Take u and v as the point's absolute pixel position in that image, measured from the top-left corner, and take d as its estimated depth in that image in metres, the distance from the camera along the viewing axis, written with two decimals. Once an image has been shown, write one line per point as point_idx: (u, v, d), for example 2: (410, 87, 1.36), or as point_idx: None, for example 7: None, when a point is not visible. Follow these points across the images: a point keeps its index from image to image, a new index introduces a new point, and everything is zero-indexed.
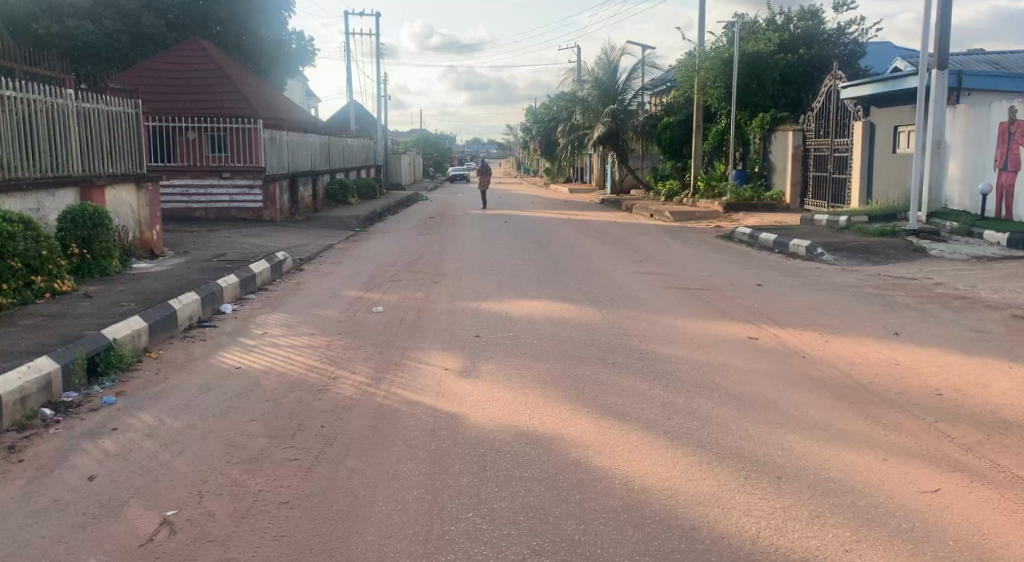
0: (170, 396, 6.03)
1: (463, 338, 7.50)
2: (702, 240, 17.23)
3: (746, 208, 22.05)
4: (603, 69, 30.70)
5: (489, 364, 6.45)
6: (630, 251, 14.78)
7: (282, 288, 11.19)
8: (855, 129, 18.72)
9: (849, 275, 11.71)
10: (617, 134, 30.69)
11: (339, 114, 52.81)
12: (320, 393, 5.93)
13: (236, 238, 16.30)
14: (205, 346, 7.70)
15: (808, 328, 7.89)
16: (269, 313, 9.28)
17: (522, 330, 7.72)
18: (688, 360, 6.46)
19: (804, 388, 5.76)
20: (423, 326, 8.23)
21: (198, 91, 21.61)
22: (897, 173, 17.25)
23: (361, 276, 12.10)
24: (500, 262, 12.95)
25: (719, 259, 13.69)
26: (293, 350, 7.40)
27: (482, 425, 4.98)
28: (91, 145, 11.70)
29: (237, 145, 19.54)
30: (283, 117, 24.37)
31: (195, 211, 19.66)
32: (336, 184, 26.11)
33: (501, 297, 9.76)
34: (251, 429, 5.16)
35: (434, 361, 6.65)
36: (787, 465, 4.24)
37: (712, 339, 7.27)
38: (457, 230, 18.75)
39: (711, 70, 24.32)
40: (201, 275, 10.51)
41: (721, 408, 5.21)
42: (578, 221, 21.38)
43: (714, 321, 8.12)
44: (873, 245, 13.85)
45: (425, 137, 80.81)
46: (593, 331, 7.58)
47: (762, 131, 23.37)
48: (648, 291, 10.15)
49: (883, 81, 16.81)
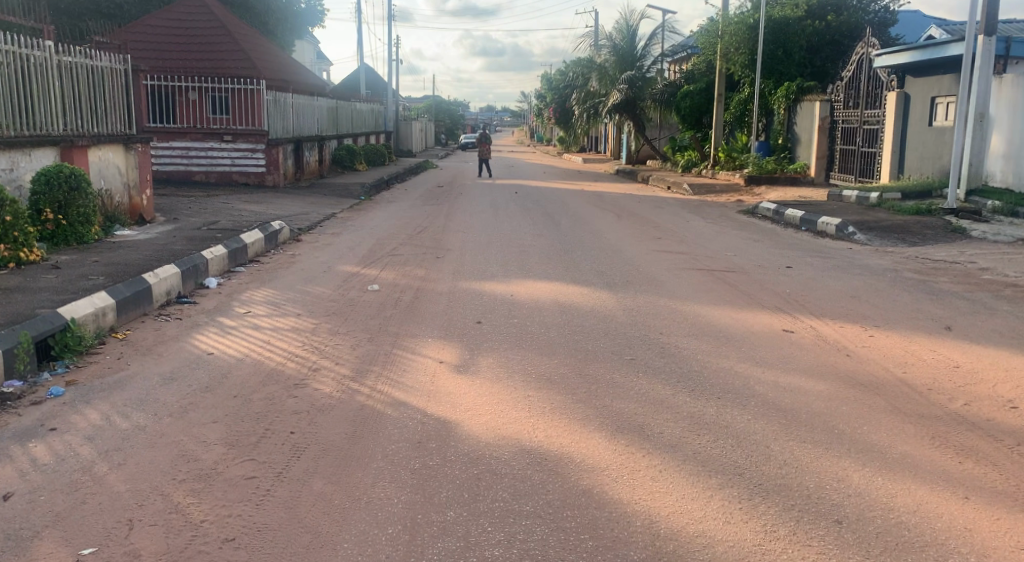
0: (125, 387, 5.26)
1: (464, 325, 6.73)
2: (724, 215, 16.36)
3: (768, 182, 21.14)
4: (622, 34, 29.64)
5: (492, 359, 5.68)
6: (648, 226, 13.95)
7: (274, 260, 10.43)
8: (888, 100, 17.70)
9: (884, 258, 10.87)
10: (634, 102, 29.62)
11: (350, 77, 51.80)
12: (296, 388, 5.17)
13: (235, 204, 15.56)
14: (179, 327, 6.94)
15: (849, 320, 7.06)
16: (256, 290, 8.51)
17: (530, 318, 6.94)
18: (720, 359, 5.67)
19: (854, 394, 4.96)
20: (420, 310, 7.45)
21: (200, 49, 20.73)
22: (933, 147, 16.29)
23: (360, 249, 11.32)
24: (509, 236, 12.16)
25: (743, 237, 12.84)
26: (273, 334, 6.64)
27: (477, 437, 4.22)
28: (74, 101, 10.91)
29: (239, 106, 18.69)
30: (288, 78, 23.48)
31: (195, 175, 18.91)
32: (343, 149, 25.26)
33: (508, 277, 8.99)
34: (207, 434, 4.40)
35: (429, 352, 5.89)
36: (845, 505, 3.47)
37: (744, 333, 6.45)
38: (466, 201, 17.92)
39: (736, 36, 23.39)
40: (186, 245, 9.74)
41: (762, 423, 4.43)
42: (592, 193, 20.51)
43: (744, 311, 7.30)
44: (908, 224, 12.96)
45: (437, 104, 79.69)
46: (610, 320, 6.78)
47: (787, 101, 22.37)
48: (669, 272, 9.33)
49: (922, 49, 15.78)
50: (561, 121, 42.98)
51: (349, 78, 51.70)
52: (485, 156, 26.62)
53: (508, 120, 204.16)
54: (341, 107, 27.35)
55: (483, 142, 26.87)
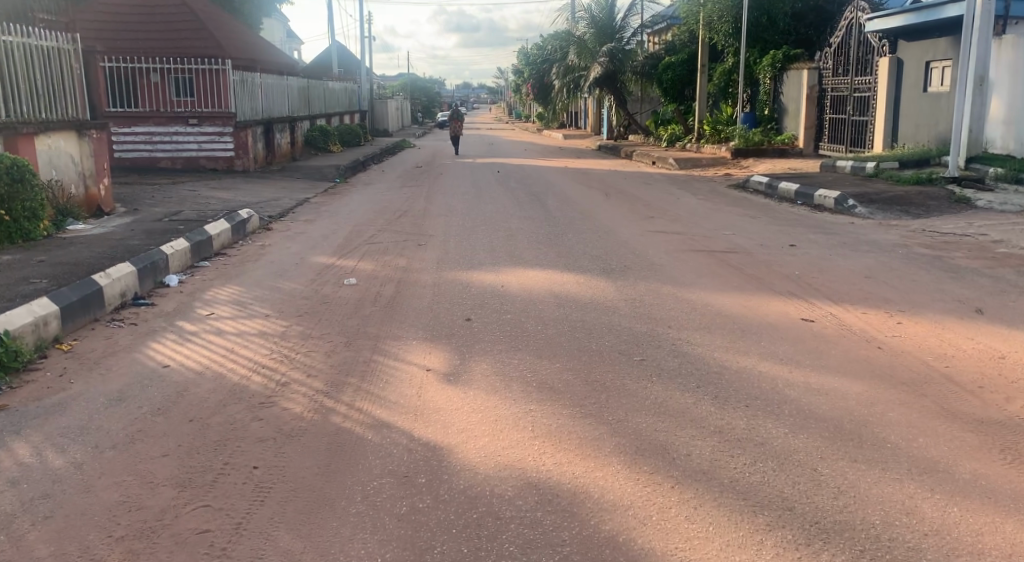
0: (63, 411, 4.55)
1: (451, 324, 6.10)
2: (714, 190, 15.77)
3: (755, 154, 20.59)
4: (600, 5, 28.85)
5: (486, 365, 5.04)
6: (638, 204, 13.34)
7: (242, 252, 9.70)
8: (880, 66, 17.15)
9: (890, 232, 10.33)
10: (614, 75, 28.84)
11: (322, 57, 50.53)
12: (261, 407, 4.49)
13: (202, 191, 14.75)
14: (132, 334, 6.21)
15: (870, 304, 6.48)
16: (221, 288, 7.78)
17: (525, 313, 6.30)
18: (742, 357, 5.06)
19: (899, 394, 4.37)
20: (402, 306, 6.79)
21: (161, 30, 19.76)
22: (928, 114, 15.78)
23: (336, 237, 10.61)
24: (494, 220, 11.50)
25: (738, 214, 12.26)
26: (239, 341, 5.95)
27: (473, 468, 3.59)
28: (17, 87, 10.06)
29: (204, 88, 17.81)
30: (256, 57, 22.52)
31: (160, 161, 18.01)
32: (316, 130, 24.38)
33: (496, 266, 8.33)
34: (154, 472, 3.71)
35: (413, 358, 5.24)
36: (925, 549, 2.88)
37: (762, 325, 5.83)
38: (446, 182, 17.20)
39: (720, 4, 22.58)
40: (145, 239, 8.97)
41: (805, 437, 3.82)
42: (576, 170, 19.86)
43: (757, 298, 6.69)
44: (909, 194, 12.43)
45: (412, 83, 78.40)
46: (613, 313, 6.15)
47: (773, 70, 21.78)
48: (669, 255, 8.70)
49: (916, 11, 15.18)
50: (539, 97, 42.12)
51: (320, 58, 50.44)
52: (457, 133, 25.89)
53: (484, 97, 202.11)
54: (313, 86, 26.39)
55: (453, 118, 26.09)
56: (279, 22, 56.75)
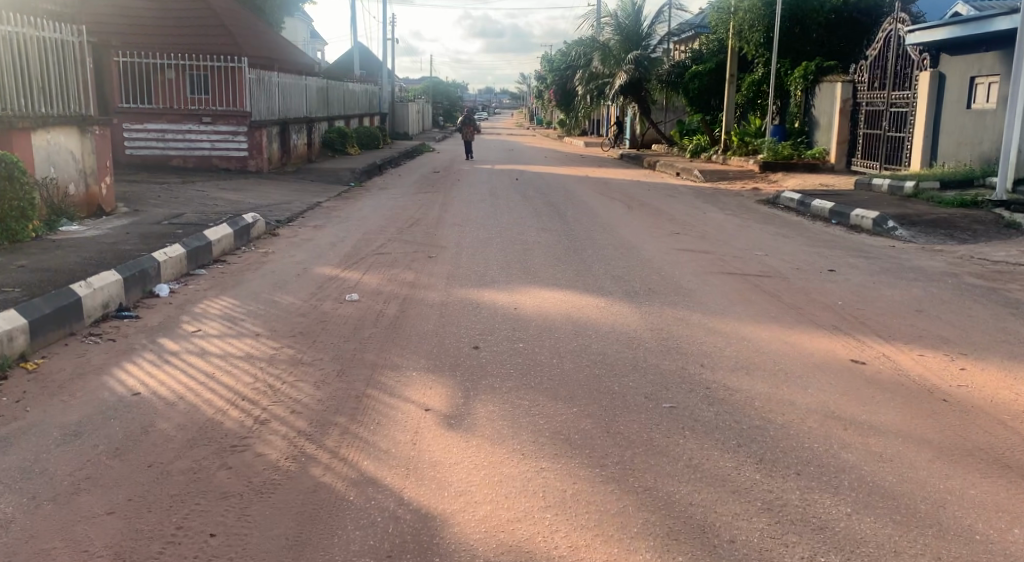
0: (6, 448, 3.97)
1: (458, 353, 5.49)
2: (742, 205, 15.11)
3: (784, 169, 19.89)
4: (627, 12, 28.22)
5: (493, 408, 4.42)
6: (663, 218, 12.70)
7: (243, 260, 9.15)
8: (920, 80, 16.41)
9: (935, 258, 9.65)
10: (639, 83, 28.22)
11: (343, 58, 50.15)
12: (232, 452, 3.89)
13: (211, 192, 14.27)
14: (107, 351, 5.62)
15: (926, 343, 5.81)
16: (214, 299, 7.23)
17: (541, 342, 5.68)
18: (786, 407, 4.43)
19: (977, 464, 3.73)
20: (406, 329, 6.19)
21: (178, 27, 19.37)
22: (971, 132, 15.04)
23: (342, 246, 10.03)
24: (510, 232, 10.91)
25: (771, 232, 11.60)
26: (222, 364, 5.35)
27: (473, 552, 3.00)
28: (16, 78, 9.57)
29: (220, 86, 17.36)
30: (275, 56, 22.10)
31: (172, 159, 17.56)
32: (334, 132, 23.92)
33: (511, 284, 7.73)
34: (93, 538, 3.13)
35: (412, 395, 4.64)
36: None
37: (807, 366, 5.17)
38: (464, 188, 16.64)
39: (751, 13, 21.89)
40: (138, 243, 8.43)
41: (870, 523, 3.18)
42: (597, 180, 19.23)
43: (798, 332, 6.03)
44: (954, 217, 11.72)
45: (434, 87, 78.09)
46: (638, 346, 5.51)
47: (804, 82, 21.07)
48: (697, 278, 8.07)
49: (962, 23, 14.44)
50: (561, 103, 41.56)
51: (342, 59, 50.16)
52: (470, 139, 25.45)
53: (506, 101, 201.97)
54: (333, 87, 25.94)
55: (466, 124, 25.70)
56: (303, 21, 56.59)
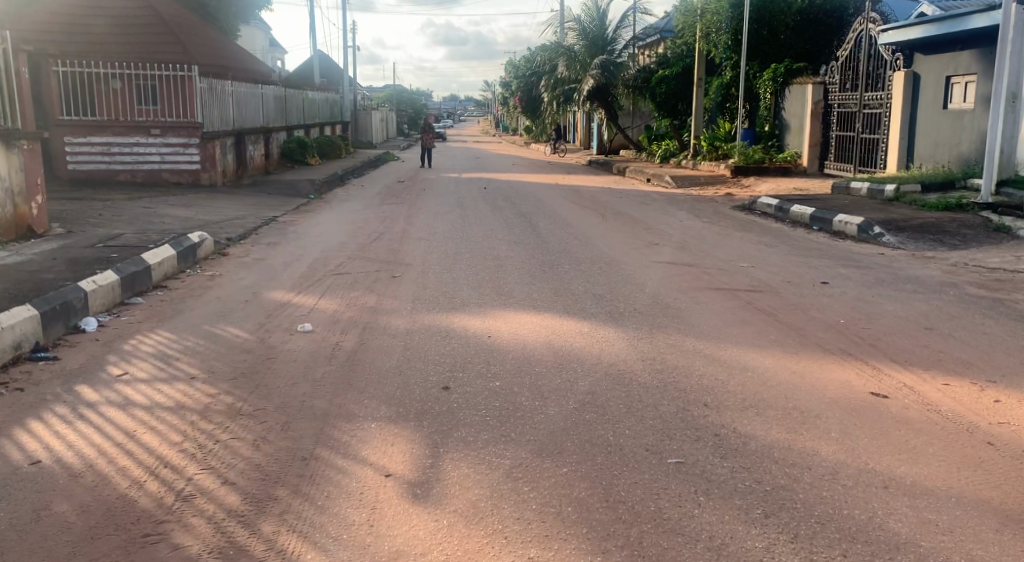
0: None
1: (423, 398, 4.73)
2: (717, 211, 14.58)
3: (756, 173, 19.43)
4: (590, 16, 27.67)
5: (467, 471, 3.69)
6: (638, 228, 12.08)
7: (186, 285, 8.33)
8: (894, 80, 16.01)
9: (929, 265, 9.11)
10: (605, 88, 27.67)
11: (304, 67, 49.19)
12: (141, 545, 3.14)
13: (158, 208, 13.38)
14: (11, 406, 4.80)
15: (949, 368, 5.19)
16: (147, 334, 6.42)
17: (519, 379, 4.96)
18: (811, 459, 3.77)
19: None
20: (364, 367, 5.43)
21: (124, 35, 18.40)
22: (950, 133, 14.64)
23: (298, 266, 9.23)
24: (479, 247, 10.19)
25: (753, 241, 11.02)
26: (145, 418, 4.56)
27: None
28: None
29: (169, 96, 16.43)
30: (228, 64, 21.17)
31: (119, 174, 16.58)
32: (293, 142, 23.06)
33: (482, 306, 7.01)
34: None
35: (371, 457, 3.90)
36: None
37: (825, 403, 4.51)
38: (429, 199, 15.92)
39: (718, 15, 21.41)
40: (64, 270, 7.57)
41: None
42: (567, 187, 18.59)
43: (805, 359, 5.38)
44: (941, 221, 11.24)
45: (397, 96, 77.29)
46: (630, 384, 4.81)
47: (774, 84, 20.60)
48: (684, 295, 7.42)
49: (937, 22, 14.03)
50: (527, 109, 40.92)
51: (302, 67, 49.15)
52: (428, 147, 24.73)
53: (470, 109, 201.52)
54: (292, 96, 25.04)
55: (424, 130, 24.98)
56: (260, 29, 55.41)
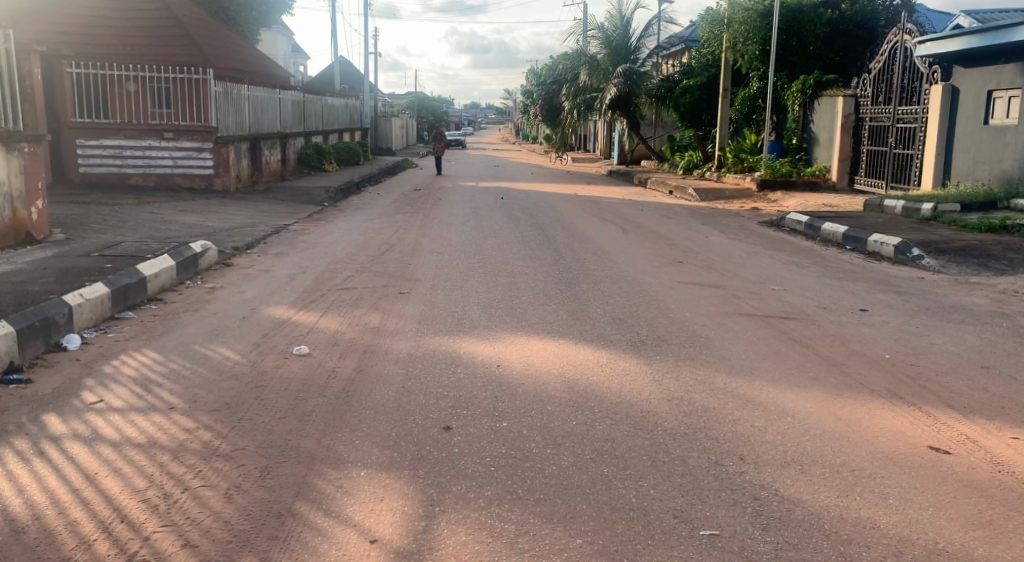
0: None
1: (421, 440, 4.21)
2: (743, 227, 14.00)
3: (783, 187, 18.80)
4: (614, 24, 27.10)
5: (466, 539, 3.18)
6: (662, 244, 11.53)
7: (183, 298, 7.88)
8: (932, 93, 15.36)
9: (975, 292, 8.50)
10: (628, 98, 27.09)
11: (326, 73, 48.93)
12: None
13: (165, 214, 13.00)
14: None
15: (1014, 418, 4.61)
16: (133, 354, 5.94)
17: (529, 421, 4.43)
18: (867, 533, 3.24)
19: None
20: (361, 399, 4.92)
21: (141, 37, 18.10)
22: (991, 150, 13.99)
23: (302, 279, 8.77)
24: (494, 261, 9.68)
25: (784, 261, 10.43)
26: (111, 456, 4.08)
27: None
28: None
29: (183, 99, 16.07)
30: (245, 68, 20.83)
31: (130, 178, 16.23)
32: (310, 147, 22.67)
33: (493, 329, 6.49)
34: None
35: (358, 516, 3.40)
36: None
37: (878, 460, 3.95)
38: (444, 208, 15.45)
39: (745, 24, 20.78)
40: (53, 282, 7.13)
41: None
42: (588, 198, 18.06)
43: (850, 402, 4.82)
44: (984, 243, 10.61)
45: (418, 102, 76.96)
46: (654, 430, 4.27)
47: (802, 96, 19.88)
48: (713, 321, 6.86)
49: (978, 33, 13.42)
50: (548, 118, 40.41)
51: (324, 73, 48.94)
52: (440, 154, 24.31)
53: (492, 117, 201.25)
54: (310, 100, 24.69)
55: (437, 139, 24.56)
56: (283, 34, 55.29)
